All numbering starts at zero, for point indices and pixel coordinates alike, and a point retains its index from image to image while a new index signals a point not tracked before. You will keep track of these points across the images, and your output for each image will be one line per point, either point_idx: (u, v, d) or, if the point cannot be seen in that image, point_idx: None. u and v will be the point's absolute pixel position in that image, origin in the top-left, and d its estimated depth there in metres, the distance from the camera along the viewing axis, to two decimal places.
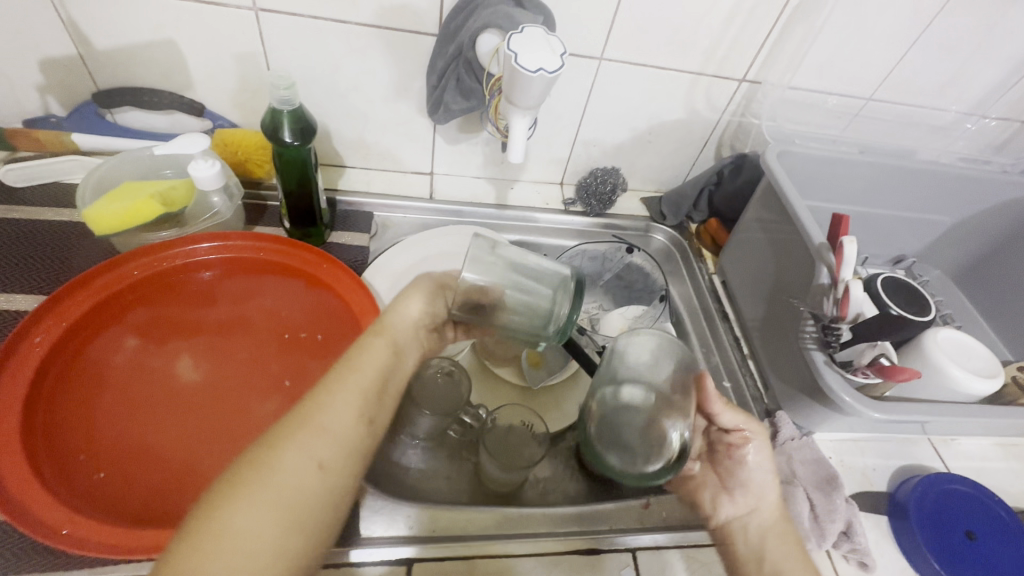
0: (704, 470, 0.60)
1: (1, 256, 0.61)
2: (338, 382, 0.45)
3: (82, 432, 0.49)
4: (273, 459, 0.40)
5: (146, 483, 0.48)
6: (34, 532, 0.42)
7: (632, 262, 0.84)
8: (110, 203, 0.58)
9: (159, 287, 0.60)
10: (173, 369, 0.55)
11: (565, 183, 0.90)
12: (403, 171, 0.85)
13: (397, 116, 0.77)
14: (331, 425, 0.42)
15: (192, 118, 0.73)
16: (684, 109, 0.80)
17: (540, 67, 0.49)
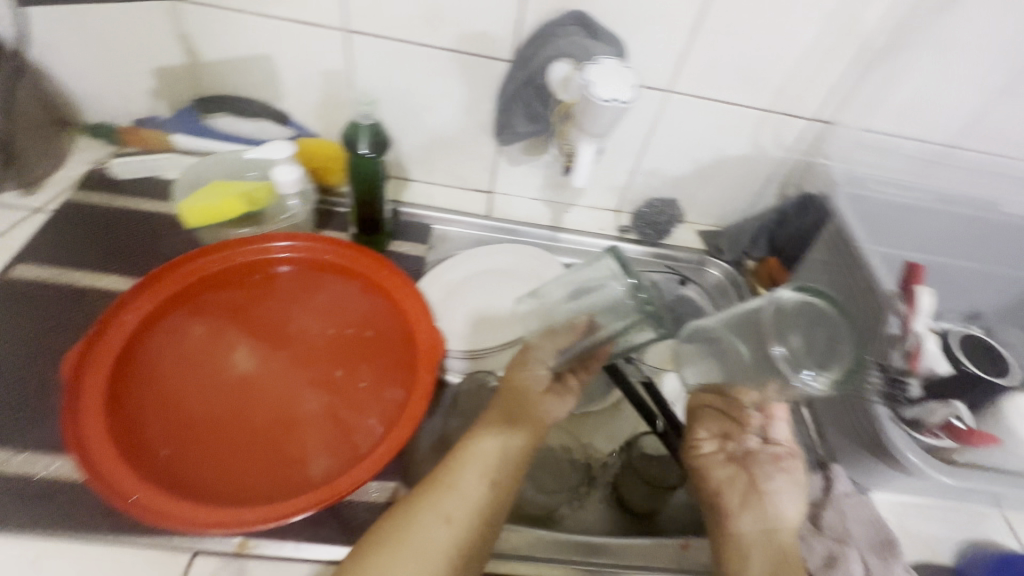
0: (735, 472, 0.58)
1: (103, 239, 0.67)
2: (467, 454, 0.53)
3: (151, 409, 0.53)
4: (420, 514, 0.49)
5: (209, 463, 0.51)
6: (107, 496, 0.46)
7: (685, 295, 0.84)
8: (201, 200, 0.63)
9: (230, 279, 0.64)
10: (232, 359, 0.58)
11: (621, 210, 0.91)
12: (464, 188, 0.88)
13: (463, 135, 0.80)
14: (464, 489, 0.51)
15: (278, 126, 0.79)
16: (750, 145, 0.79)
17: (613, 97, 0.51)
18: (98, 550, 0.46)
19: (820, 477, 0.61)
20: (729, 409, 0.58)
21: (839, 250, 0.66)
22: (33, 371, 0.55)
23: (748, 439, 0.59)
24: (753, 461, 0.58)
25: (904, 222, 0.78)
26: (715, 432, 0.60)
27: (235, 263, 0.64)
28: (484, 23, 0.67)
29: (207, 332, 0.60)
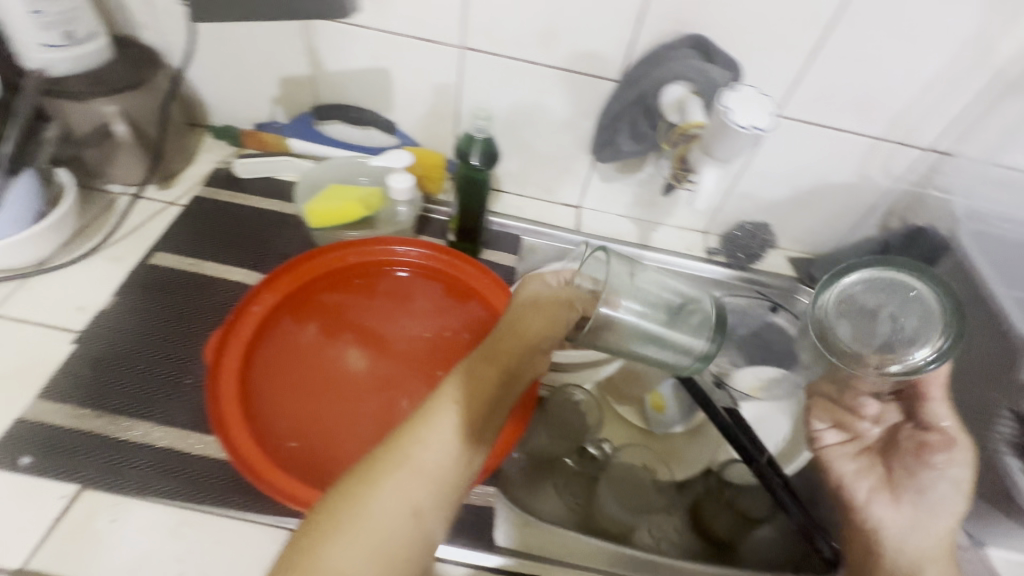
0: (871, 463, 0.60)
1: (228, 234, 0.72)
2: (436, 412, 0.44)
3: (278, 405, 0.56)
4: (370, 491, 0.39)
5: (327, 451, 0.54)
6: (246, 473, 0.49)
7: (775, 322, 0.81)
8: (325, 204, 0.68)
9: (341, 279, 0.67)
10: (345, 359, 0.61)
11: (709, 232, 0.90)
12: (553, 201, 0.89)
13: (560, 151, 0.82)
14: (441, 437, 0.42)
15: (385, 135, 0.83)
16: (856, 173, 0.77)
17: (754, 122, 0.55)
18: (235, 524, 0.50)
19: None
20: (841, 399, 0.61)
21: (969, 292, 0.66)
22: (174, 355, 0.60)
23: (864, 426, 0.61)
24: (892, 455, 0.58)
25: None
26: (827, 421, 0.63)
27: (347, 264, 0.67)
28: (597, 44, 0.68)
29: (321, 332, 0.62)
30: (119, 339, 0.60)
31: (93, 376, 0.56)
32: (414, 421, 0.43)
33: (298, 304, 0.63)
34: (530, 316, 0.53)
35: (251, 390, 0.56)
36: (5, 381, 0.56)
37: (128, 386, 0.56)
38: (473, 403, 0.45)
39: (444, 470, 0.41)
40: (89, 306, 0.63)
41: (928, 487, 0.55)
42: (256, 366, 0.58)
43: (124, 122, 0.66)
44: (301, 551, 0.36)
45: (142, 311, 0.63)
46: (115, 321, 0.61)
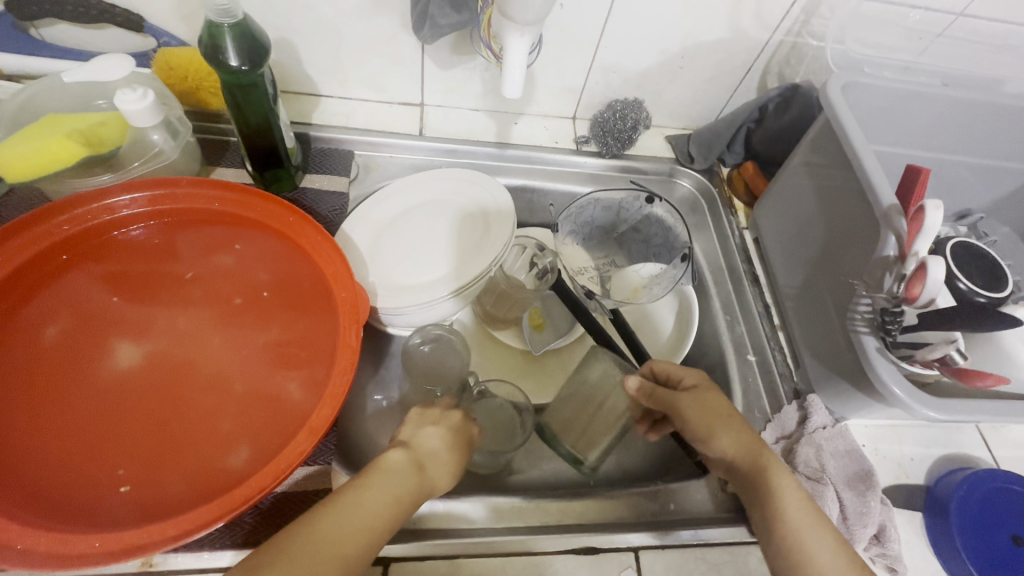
0: (261, 306, 0.52)
1: None
2: (381, 475, 0.45)
3: (35, 441, 0.42)
4: (319, 534, 0.40)
5: (104, 451, 0.43)
6: None
7: (652, 214, 0.73)
8: (18, 144, 0.48)
9: (87, 257, 0.51)
10: (116, 363, 0.47)
11: (578, 117, 0.78)
12: (389, 101, 0.73)
13: (374, 31, 0.63)
14: (365, 509, 0.42)
15: (132, 34, 0.61)
16: (728, 26, 0.65)
17: None
18: None
19: (795, 407, 0.58)
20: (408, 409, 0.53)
21: (835, 161, 0.56)
22: None
23: None
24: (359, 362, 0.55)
25: (902, 113, 0.61)
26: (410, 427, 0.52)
27: (107, 229, 0.51)
28: None
29: (68, 335, 0.47)
30: None
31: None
32: (341, 497, 0.43)
33: (23, 307, 0.47)
34: (420, 446, 0.49)
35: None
36: None
37: None
38: (405, 476, 0.46)
39: (406, 503, 0.45)
40: None
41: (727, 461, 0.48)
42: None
43: None
44: (314, 552, 0.39)
45: None
46: None
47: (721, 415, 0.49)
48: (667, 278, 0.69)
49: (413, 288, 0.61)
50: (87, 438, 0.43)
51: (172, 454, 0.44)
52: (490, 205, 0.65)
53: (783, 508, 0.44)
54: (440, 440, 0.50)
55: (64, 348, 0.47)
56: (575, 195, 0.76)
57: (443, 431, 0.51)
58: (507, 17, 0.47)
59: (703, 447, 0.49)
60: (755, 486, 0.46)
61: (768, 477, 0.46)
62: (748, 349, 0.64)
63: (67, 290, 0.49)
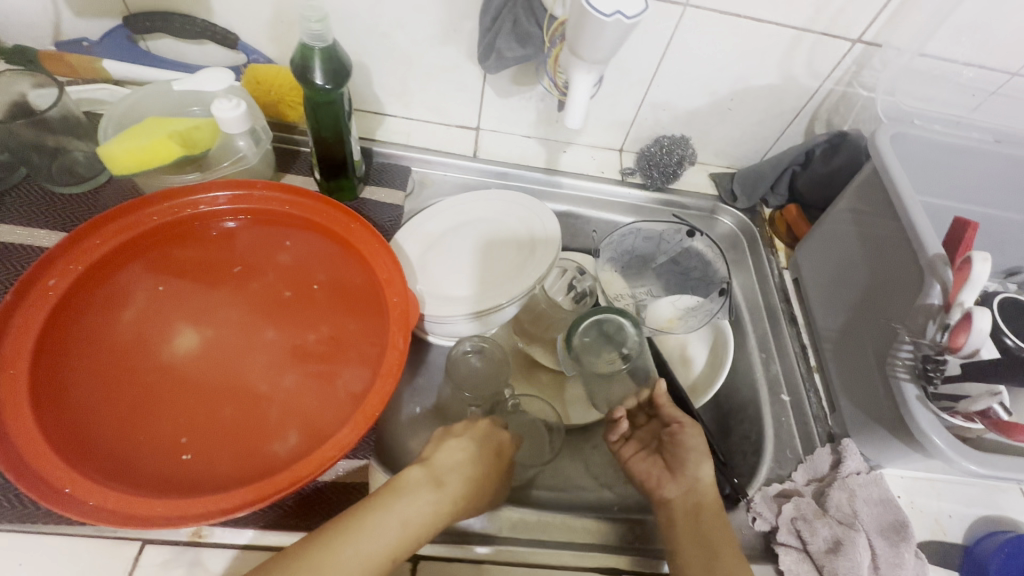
0: (317, 303, 0.55)
1: (39, 213, 0.58)
2: (401, 496, 0.47)
3: (106, 408, 0.46)
4: (335, 547, 0.42)
5: (165, 428, 0.46)
6: (55, 474, 0.41)
7: (692, 247, 0.75)
8: (126, 140, 0.53)
9: (161, 242, 0.55)
10: (178, 343, 0.50)
11: (624, 150, 0.80)
12: (447, 123, 0.77)
13: (442, 59, 0.68)
14: (382, 526, 0.44)
15: (225, 50, 0.67)
16: (779, 73, 0.68)
17: (616, 11, 0.44)
18: (71, 540, 0.44)
19: (828, 450, 0.57)
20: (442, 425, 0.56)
21: (879, 208, 0.57)
22: None
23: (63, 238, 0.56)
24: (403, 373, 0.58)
25: (952, 166, 0.62)
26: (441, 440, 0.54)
27: (177, 219, 0.55)
28: None
29: (142, 316, 0.51)
30: None
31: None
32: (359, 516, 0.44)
33: (102, 283, 0.51)
34: (439, 460, 0.51)
35: (73, 390, 0.46)
36: None
37: None
38: (424, 496, 0.47)
39: (423, 527, 0.46)
40: None
41: (695, 487, 0.54)
42: (50, 374, 0.45)
43: None
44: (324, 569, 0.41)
45: None
46: None
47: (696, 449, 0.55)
48: (704, 310, 0.71)
49: (457, 302, 0.64)
50: (151, 410, 0.47)
51: (226, 437, 0.47)
52: (539, 231, 0.68)
53: (719, 536, 0.49)
54: (463, 455, 0.52)
55: (137, 327, 0.50)
56: (616, 223, 0.78)
57: (468, 448, 0.53)
58: (577, 55, 0.50)
59: (684, 469, 0.55)
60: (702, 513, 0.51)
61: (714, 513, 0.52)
62: (782, 388, 0.64)
63: (145, 273, 0.53)
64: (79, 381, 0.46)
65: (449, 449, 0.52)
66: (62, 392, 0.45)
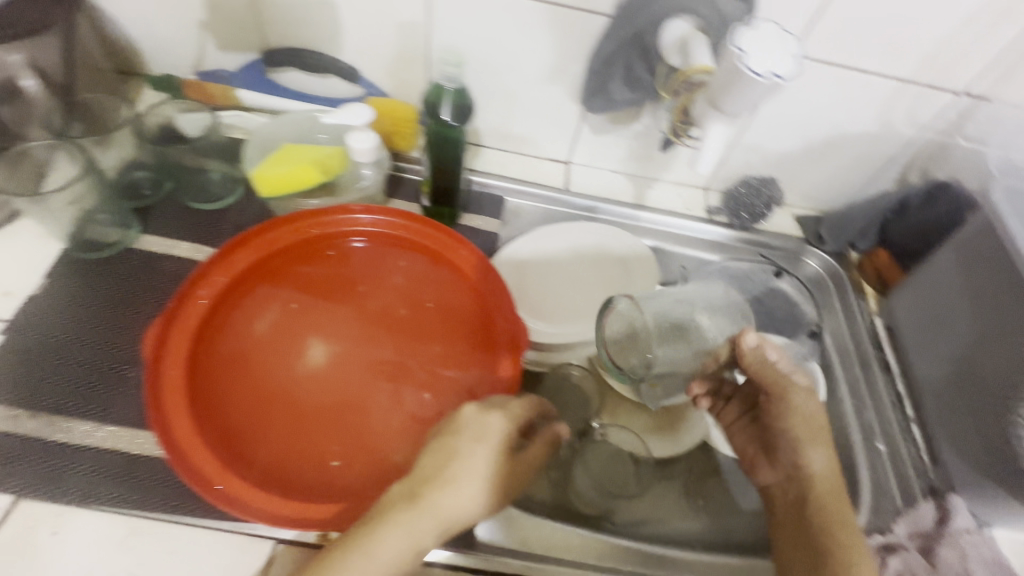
0: (432, 326, 0.58)
1: (181, 227, 0.63)
2: (391, 508, 0.42)
3: (247, 411, 0.50)
4: (365, 540, 0.40)
5: (294, 434, 0.50)
6: (204, 470, 0.45)
7: (778, 287, 0.75)
8: (274, 167, 0.59)
9: (293, 258, 0.59)
10: (306, 354, 0.54)
11: (710, 188, 0.82)
12: (539, 157, 0.81)
13: (546, 97, 0.72)
14: (409, 528, 0.41)
15: (346, 83, 0.73)
16: (878, 121, 0.69)
17: (771, 71, 0.46)
18: (205, 537, 0.46)
19: (933, 506, 0.56)
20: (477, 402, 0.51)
21: (996, 265, 0.56)
22: (110, 349, 0.53)
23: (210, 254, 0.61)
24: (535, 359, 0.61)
25: None
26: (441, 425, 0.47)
27: (306, 237, 0.59)
28: None
29: (275, 326, 0.55)
30: (62, 334, 0.53)
31: (30, 427, 0.48)
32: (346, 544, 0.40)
33: (243, 294, 0.55)
34: (426, 470, 0.44)
35: (220, 392, 0.50)
36: None
37: (79, 410, 0.49)
38: (417, 519, 0.42)
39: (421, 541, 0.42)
40: (16, 290, 0.56)
41: (804, 475, 0.55)
42: (201, 376, 0.50)
43: (33, 75, 0.57)
44: None
45: (103, 309, 0.56)
46: (54, 320, 0.54)
47: (804, 427, 0.55)
48: (790, 351, 0.71)
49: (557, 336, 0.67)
50: (281, 417, 0.50)
51: (345, 448, 0.50)
52: (633, 264, 0.71)
53: (830, 533, 0.49)
54: (477, 460, 0.44)
55: (272, 336, 0.54)
56: (701, 260, 0.79)
57: (468, 437, 0.45)
58: (717, 108, 0.51)
59: (788, 457, 0.56)
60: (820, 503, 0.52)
61: (841, 512, 0.51)
62: (879, 437, 0.63)
63: (279, 286, 0.57)
64: (224, 384, 0.51)
65: (441, 437, 0.45)
66: (210, 392, 0.50)
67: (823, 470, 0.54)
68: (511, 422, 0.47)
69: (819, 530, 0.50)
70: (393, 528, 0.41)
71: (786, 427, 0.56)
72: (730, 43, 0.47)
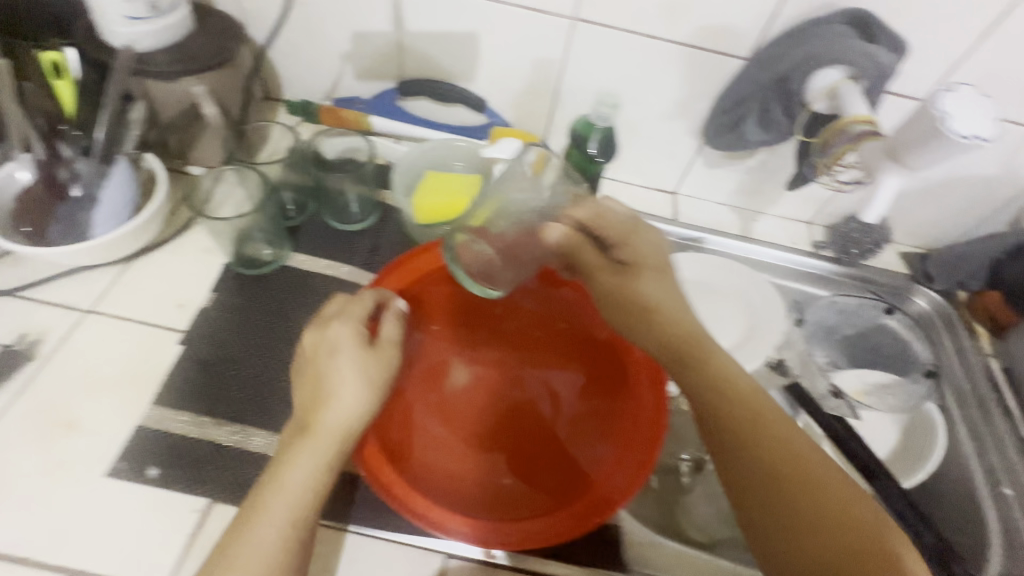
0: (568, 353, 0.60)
1: (327, 247, 0.66)
2: (290, 425, 0.45)
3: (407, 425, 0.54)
4: (277, 478, 0.42)
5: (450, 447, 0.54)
6: (383, 479, 0.49)
7: (887, 324, 0.76)
8: (432, 198, 0.64)
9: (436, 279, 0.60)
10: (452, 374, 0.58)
11: (814, 223, 0.83)
12: (648, 186, 0.83)
13: (666, 132, 0.75)
14: (309, 459, 0.43)
15: (473, 113, 0.76)
16: (1001, 165, 0.70)
17: (976, 133, 0.53)
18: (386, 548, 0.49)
19: None
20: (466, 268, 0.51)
21: None
22: (277, 362, 0.57)
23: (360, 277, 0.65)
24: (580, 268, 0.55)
25: None
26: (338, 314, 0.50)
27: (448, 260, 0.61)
28: (728, 17, 0.61)
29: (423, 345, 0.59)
30: (233, 345, 0.57)
31: (215, 434, 0.51)
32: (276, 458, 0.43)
33: None
34: (316, 367, 0.47)
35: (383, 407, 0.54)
36: (114, 387, 0.53)
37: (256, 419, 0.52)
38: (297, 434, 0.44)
39: None
40: (189, 302, 0.60)
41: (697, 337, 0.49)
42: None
43: (211, 102, 0.61)
44: (242, 524, 0.40)
45: (268, 322, 0.59)
46: (225, 330, 0.58)
47: (652, 302, 0.50)
48: (906, 391, 0.72)
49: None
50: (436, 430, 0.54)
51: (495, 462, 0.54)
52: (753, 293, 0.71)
53: (782, 482, 0.43)
54: (347, 336, 0.48)
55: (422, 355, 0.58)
56: (807, 294, 0.80)
57: (339, 333, 0.48)
58: (900, 158, 0.61)
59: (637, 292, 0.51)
60: (742, 435, 0.45)
61: (822, 465, 0.44)
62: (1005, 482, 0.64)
63: (425, 307, 0.60)
64: (389, 405, 0.54)
65: (313, 346, 0.48)
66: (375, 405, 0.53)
67: (753, 405, 0.46)
68: (358, 321, 0.49)
69: (788, 467, 0.43)
70: (290, 454, 0.43)
71: (704, 368, 0.48)
72: (938, 104, 0.55)
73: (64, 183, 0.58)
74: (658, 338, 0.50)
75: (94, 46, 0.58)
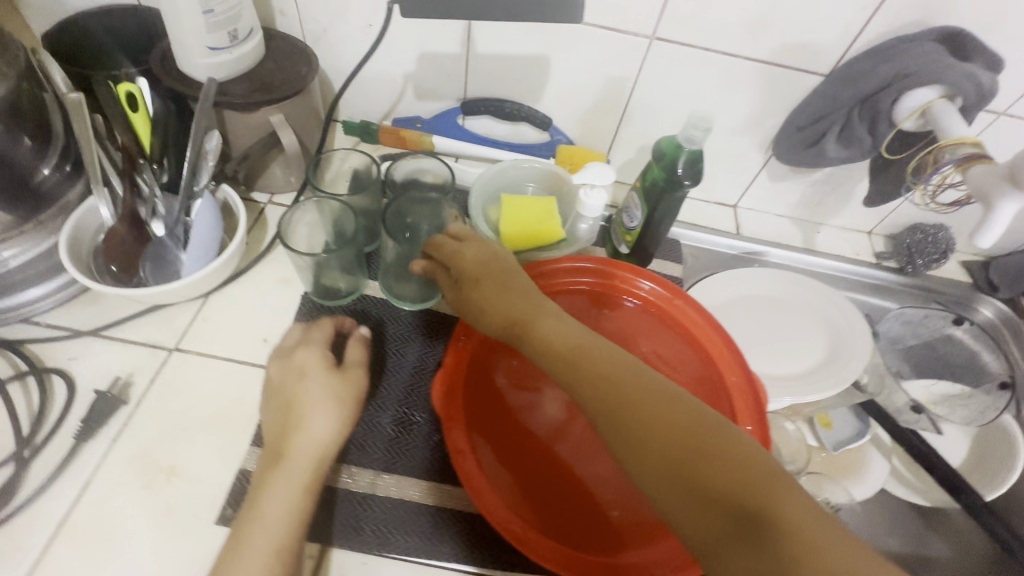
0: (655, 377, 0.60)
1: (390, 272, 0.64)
2: (291, 454, 0.46)
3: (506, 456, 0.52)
4: (256, 499, 0.44)
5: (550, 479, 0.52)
6: (496, 514, 0.47)
7: (956, 336, 0.76)
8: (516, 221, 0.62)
9: None
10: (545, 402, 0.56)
11: (874, 233, 0.83)
12: (708, 200, 0.82)
13: (733, 147, 0.74)
14: (286, 482, 0.44)
15: (536, 131, 0.75)
16: None
17: None
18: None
19: None
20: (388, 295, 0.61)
21: None
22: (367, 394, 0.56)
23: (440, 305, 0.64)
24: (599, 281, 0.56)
25: None
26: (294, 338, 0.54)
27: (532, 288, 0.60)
28: (810, 34, 0.60)
29: (515, 371, 0.57)
30: None
31: None
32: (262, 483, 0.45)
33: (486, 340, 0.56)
34: (275, 383, 0.51)
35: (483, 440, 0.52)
36: (210, 429, 0.52)
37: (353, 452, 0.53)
38: (269, 459, 0.47)
39: (308, 485, 0.45)
40: (274, 336, 0.59)
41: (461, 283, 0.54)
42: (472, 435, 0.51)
43: (288, 131, 0.60)
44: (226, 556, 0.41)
45: None
46: None
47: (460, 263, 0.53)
48: (978, 402, 0.72)
49: (778, 383, 0.66)
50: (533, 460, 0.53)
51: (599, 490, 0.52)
52: (831, 309, 0.71)
53: (667, 452, 0.37)
54: (314, 358, 0.51)
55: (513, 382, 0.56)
56: (871, 306, 0.80)
57: (305, 355, 0.52)
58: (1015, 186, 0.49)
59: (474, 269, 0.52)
60: (586, 372, 0.42)
61: (711, 423, 0.38)
62: None
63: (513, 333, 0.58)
64: (486, 437, 0.52)
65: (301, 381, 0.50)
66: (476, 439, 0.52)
67: (609, 365, 0.42)
68: (319, 344, 0.53)
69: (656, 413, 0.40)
70: (262, 476, 0.45)
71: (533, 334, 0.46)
72: None
73: (146, 219, 0.55)
74: (535, 338, 0.46)
75: (171, 76, 0.56)
